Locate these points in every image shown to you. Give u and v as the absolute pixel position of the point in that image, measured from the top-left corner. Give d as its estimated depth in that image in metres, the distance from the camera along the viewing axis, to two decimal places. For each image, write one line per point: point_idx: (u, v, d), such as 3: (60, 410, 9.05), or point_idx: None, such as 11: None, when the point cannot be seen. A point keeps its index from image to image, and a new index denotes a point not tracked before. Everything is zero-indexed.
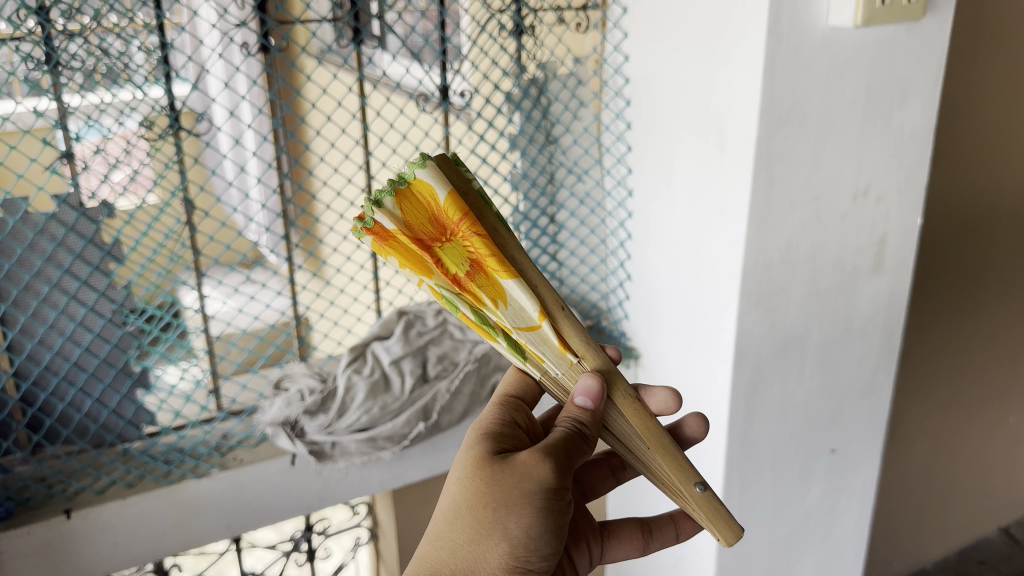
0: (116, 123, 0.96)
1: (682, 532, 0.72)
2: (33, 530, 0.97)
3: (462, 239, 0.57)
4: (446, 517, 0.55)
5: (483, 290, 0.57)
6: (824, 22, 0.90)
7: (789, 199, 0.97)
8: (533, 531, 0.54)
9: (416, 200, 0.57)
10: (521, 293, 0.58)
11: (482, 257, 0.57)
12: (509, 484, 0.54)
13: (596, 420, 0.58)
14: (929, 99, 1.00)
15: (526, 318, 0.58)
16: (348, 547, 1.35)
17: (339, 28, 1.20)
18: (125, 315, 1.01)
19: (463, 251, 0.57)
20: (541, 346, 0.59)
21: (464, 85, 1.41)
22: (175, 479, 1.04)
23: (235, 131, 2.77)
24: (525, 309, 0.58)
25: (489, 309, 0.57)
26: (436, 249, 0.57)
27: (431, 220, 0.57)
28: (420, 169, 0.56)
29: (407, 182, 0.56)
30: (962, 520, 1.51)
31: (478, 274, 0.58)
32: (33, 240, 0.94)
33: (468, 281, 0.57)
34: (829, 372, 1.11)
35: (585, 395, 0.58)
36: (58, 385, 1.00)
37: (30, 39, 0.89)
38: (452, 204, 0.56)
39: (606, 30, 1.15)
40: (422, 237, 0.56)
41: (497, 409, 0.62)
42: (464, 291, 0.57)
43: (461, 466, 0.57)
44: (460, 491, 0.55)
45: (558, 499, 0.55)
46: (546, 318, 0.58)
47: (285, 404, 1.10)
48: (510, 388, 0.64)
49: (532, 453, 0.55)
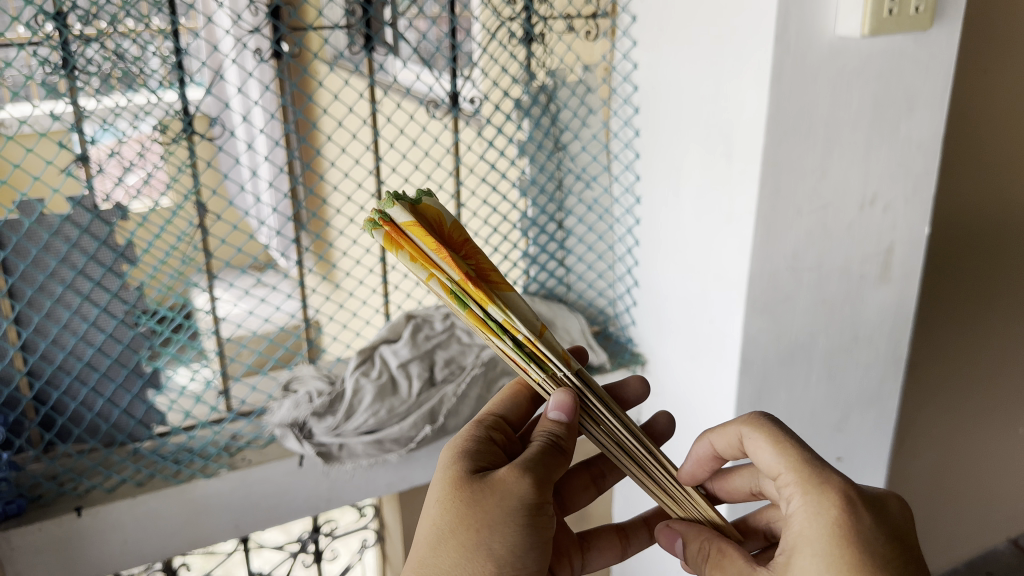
0: (131, 127, 0.98)
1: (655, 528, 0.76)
2: (45, 527, 0.98)
3: (464, 255, 0.58)
4: (429, 543, 0.55)
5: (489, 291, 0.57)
6: (832, 31, 0.90)
7: (796, 207, 0.97)
8: (520, 548, 0.55)
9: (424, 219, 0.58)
10: (520, 305, 0.59)
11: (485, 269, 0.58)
12: (491, 503, 0.55)
13: (572, 431, 0.60)
14: (937, 109, 1.00)
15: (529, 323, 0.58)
16: (354, 548, 1.36)
17: (351, 35, 1.21)
18: (137, 316, 1.02)
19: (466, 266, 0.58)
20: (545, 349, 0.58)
21: (473, 91, 1.43)
22: (184, 478, 1.05)
23: (248, 135, 2.81)
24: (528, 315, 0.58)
25: (498, 306, 0.55)
26: None
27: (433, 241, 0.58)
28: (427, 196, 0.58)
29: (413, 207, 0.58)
30: (974, 531, 1.50)
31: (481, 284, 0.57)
32: (48, 241, 0.95)
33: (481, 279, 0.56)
34: (835, 381, 1.12)
35: (558, 410, 0.59)
36: (70, 384, 1.01)
37: (47, 44, 0.91)
38: (458, 227, 0.58)
39: (616, 38, 1.17)
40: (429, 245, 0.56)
41: (471, 427, 0.62)
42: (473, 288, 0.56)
43: (436, 490, 0.57)
44: (442, 515, 0.55)
45: (541, 515, 0.56)
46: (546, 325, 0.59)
47: (294, 406, 1.12)
48: (495, 407, 0.66)
49: (510, 471, 0.56)
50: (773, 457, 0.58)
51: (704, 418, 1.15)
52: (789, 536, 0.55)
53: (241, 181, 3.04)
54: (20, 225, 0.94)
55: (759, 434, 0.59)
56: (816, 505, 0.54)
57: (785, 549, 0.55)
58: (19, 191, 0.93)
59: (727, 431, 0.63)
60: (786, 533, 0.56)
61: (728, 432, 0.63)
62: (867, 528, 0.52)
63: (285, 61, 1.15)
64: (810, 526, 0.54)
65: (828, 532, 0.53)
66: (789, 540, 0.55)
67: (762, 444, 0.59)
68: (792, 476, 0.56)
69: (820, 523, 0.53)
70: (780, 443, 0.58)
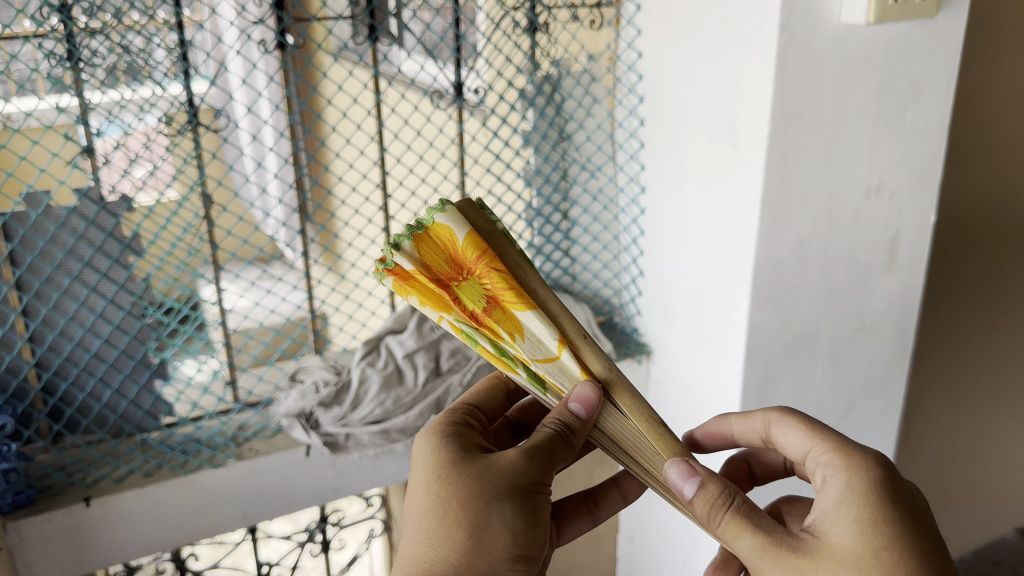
0: (136, 119, 0.98)
1: (628, 493, 0.77)
2: (54, 516, 0.99)
3: (478, 279, 0.60)
4: (436, 514, 0.56)
5: (500, 324, 0.59)
6: (837, 19, 0.90)
7: (801, 196, 0.97)
8: (525, 521, 0.56)
9: (434, 243, 0.59)
10: (538, 324, 0.59)
11: (499, 293, 0.59)
12: (497, 481, 0.56)
13: (586, 428, 0.58)
14: (943, 97, 1.00)
15: (544, 350, 0.60)
16: (362, 538, 1.37)
17: (355, 25, 1.20)
18: (144, 307, 1.03)
19: (482, 286, 0.60)
20: (559, 377, 0.60)
21: (478, 82, 1.45)
22: (192, 468, 1.06)
23: (253, 127, 2.86)
24: (543, 342, 0.60)
25: (508, 342, 0.59)
26: (455, 287, 0.59)
27: (448, 260, 0.59)
28: (437, 212, 0.58)
29: (425, 227, 0.59)
30: (982, 520, 1.50)
31: (495, 309, 0.60)
32: (55, 234, 0.96)
33: (485, 317, 0.59)
34: (842, 369, 1.11)
35: (580, 402, 0.58)
36: (78, 375, 1.02)
37: (52, 36, 0.91)
38: (469, 246, 0.58)
39: (620, 27, 1.16)
40: (440, 278, 0.59)
41: (446, 412, 0.64)
42: (481, 326, 0.59)
43: (440, 466, 0.58)
44: (445, 490, 0.56)
45: (541, 493, 0.58)
46: (565, 348, 0.60)
47: (301, 396, 1.12)
48: (470, 398, 0.68)
49: (514, 452, 0.58)
50: (807, 434, 0.63)
51: (709, 407, 1.16)
52: (827, 491, 0.58)
53: (244, 172, 3.10)
54: (27, 217, 0.94)
55: (792, 419, 0.65)
56: (859, 460, 0.58)
57: (819, 508, 0.58)
58: (25, 184, 0.93)
59: (752, 418, 0.69)
60: (821, 497, 0.58)
61: (753, 420, 0.69)
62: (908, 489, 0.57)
63: (290, 51, 1.14)
64: (853, 479, 0.57)
65: (871, 485, 0.56)
66: (824, 501, 0.57)
67: (793, 428, 0.65)
68: (828, 445, 0.61)
69: (863, 476, 0.57)
70: (811, 425, 0.63)
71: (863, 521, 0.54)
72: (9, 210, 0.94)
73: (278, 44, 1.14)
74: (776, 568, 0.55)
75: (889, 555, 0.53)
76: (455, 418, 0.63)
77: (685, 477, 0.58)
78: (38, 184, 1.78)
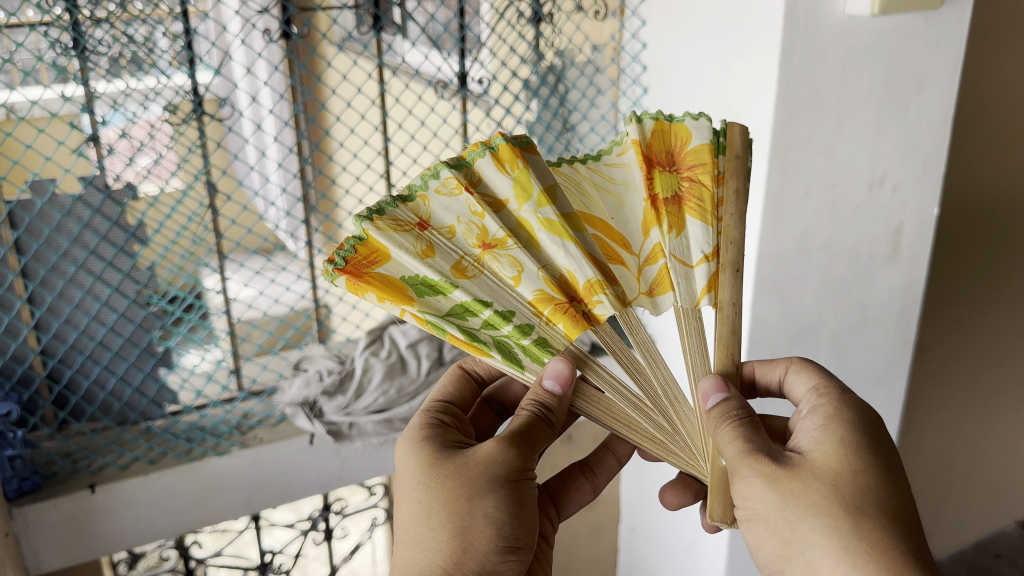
0: (140, 108, 0.98)
1: (621, 456, 0.77)
2: (59, 503, 0.99)
3: (679, 176, 0.63)
4: (421, 519, 0.57)
5: (667, 213, 0.62)
6: (842, 10, 0.90)
7: (805, 186, 0.97)
8: (509, 513, 0.56)
9: (666, 137, 0.64)
10: (696, 231, 0.62)
11: (686, 197, 0.63)
12: (478, 477, 0.57)
13: (563, 403, 0.59)
14: (949, 89, 1.00)
15: (685, 254, 0.62)
16: (365, 527, 1.37)
17: (360, 15, 1.19)
18: (149, 296, 1.04)
19: (674, 183, 0.63)
20: (678, 277, 0.61)
21: (481, 72, 1.46)
22: (196, 456, 1.06)
23: (257, 115, 2.87)
24: (689, 247, 0.62)
25: (660, 229, 0.62)
26: (655, 170, 0.63)
27: (667, 152, 0.64)
28: (689, 117, 0.64)
29: (676, 121, 0.64)
30: (982, 513, 1.50)
31: (672, 203, 0.62)
32: (60, 222, 0.96)
33: (659, 202, 0.62)
34: (842, 361, 1.12)
35: (554, 380, 0.58)
36: (83, 362, 1.02)
37: (57, 24, 0.90)
38: (700, 149, 0.63)
39: (625, 18, 1.16)
40: (653, 158, 0.63)
41: (425, 412, 0.65)
42: (650, 206, 0.62)
43: (419, 469, 0.58)
44: (427, 493, 0.57)
45: (525, 481, 0.58)
46: (707, 262, 0.62)
47: (304, 385, 1.13)
48: (439, 394, 0.68)
49: (492, 444, 0.58)
50: (819, 378, 0.64)
51: None
52: (815, 424, 0.59)
53: (248, 161, 3.10)
54: (32, 205, 0.95)
55: (807, 368, 0.66)
56: (854, 404, 0.59)
57: (803, 439, 0.58)
58: (31, 171, 0.94)
59: (773, 364, 0.69)
60: (808, 429, 0.59)
61: (772, 365, 0.69)
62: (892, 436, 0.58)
63: (295, 41, 1.14)
64: (845, 412, 0.58)
65: (860, 420, 0.58)
66: (810, 429, 0.59)
67: (811, 370, 0.66)
68: (830, 386, 0.62)
69: (854, 412, 0.58)
70: (825, 372, 0.65)
71: (846, 448, 0.55)
72: (15, 199, 0.94)
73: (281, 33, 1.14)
74: (753, 472, 0.55)
75: (866, 481, 0.54)
76: (434, 421, 0.64)
77: (716, 390, 0.60)
78: (44, 172, 1.78)
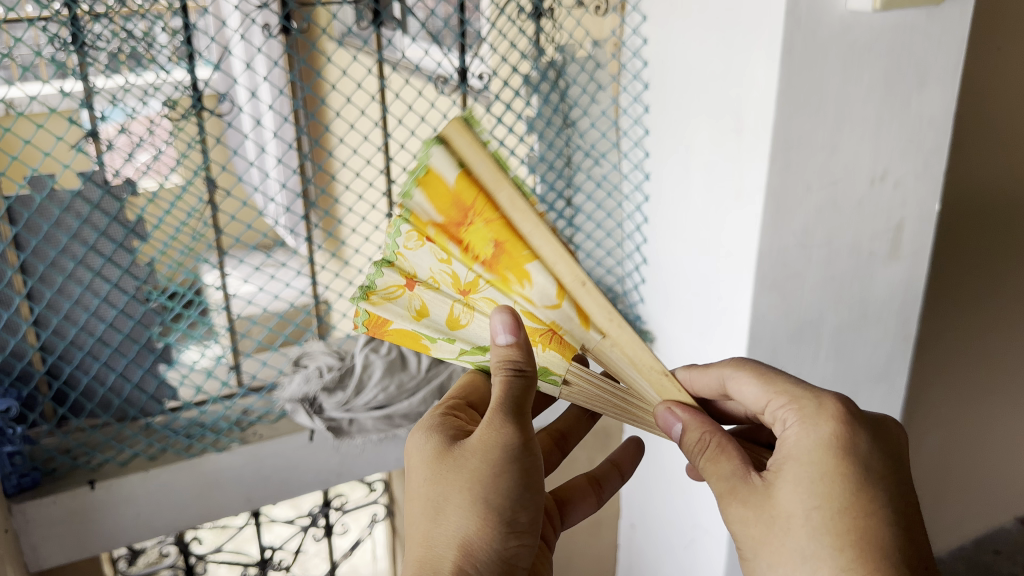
0: (140, 104, 0.98)
1: (625, 472, 0.78)
2: (59, 499, 0.99)
3: (483, 224, 0.66)
4: (430, 513, 0.56)
5: (508, 269, 0.68)
6: (843, 5, 0.90)
7: (805, 183, 0.97)
8: (511, 497, 0.56)
9: (437, 185, 0.65)
10: (541, 274, 0.67)
11: (504, 240, 0.66)
12: (477, 464, 0.56)
13: (530, 355, 0.58)
14: (950, 84, 1.00)
15: (548, 297, 0.68)
16: (365, 523, 1.37)
17: (360, 10, 1.19)
18: (148, 292, 1.03)
19: (488, 230, 0.66)
20: (563, 321, 0.68)
21: (481, 68, 1.46)
22: (196, 453, 1.06)
23: (257, 111, 2.87)
24: (546, 289, 0.68)
25: (517, 286, 0.68)
26: (467, 229, 0.66)
27: (453, 204, 0.66)
28: (428, 151, 0.63)
29: (424, 169, 0.64)
30: (983, 510, 1.50)
31: (501, 252, 0.67)
32: (59, 217, 0.96)
33: (498, 258, 0.67)
34: (844, 358, 1.11)
35: (506, 332, 0.57)
36: (82, 358, 1.02)
37: (56, 20, 0.90)
38: (465, 184, 0.64)
39: (626, 13, 1.16)
40: (450, 220, 0.66)
41: (436, 410, 0.65)
42: (492, 266, 0.68)
43: (427, 463, 0.58)
44: (434, 487, 0.57)
45: (527, 456, 0.57)
46: (565, 297, 0.68)
47: (304, 381, 1.12)
48: (458, 393, 0.69)
49: (486, 426, 0.57)
50: (759, 387, 0.66)
51: None
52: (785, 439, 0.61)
53: (248, 157, 3.10)
54: (31, 201, 0.94)
55: (745, 372, 0.68)
56: (811, 413, 0.60)
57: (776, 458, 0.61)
58: (30, 166, 0.93)
59: (709, 373, 0.72)
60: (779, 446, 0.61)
61: (711, 373, 0.72)
62: (859, 441, 0.58)
63: (294, 36, 1.14)
64: (805, 426, 0.60)
65: (822, 434, 0.59)
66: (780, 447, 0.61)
67: (749, 376, 0.68)
68: (780, 392, 0.64)
69: (816, 423, 0.59)
70: (763, 375, 0.67)
71: (806, 484, 0.57)
72: (13, 194, 0.93)
73: (280, 28, 1.13)
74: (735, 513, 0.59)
75: (821, 515, 0.56)
76: (444, 414, 0.64)
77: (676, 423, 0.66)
78: (42, 167, 1.78)
